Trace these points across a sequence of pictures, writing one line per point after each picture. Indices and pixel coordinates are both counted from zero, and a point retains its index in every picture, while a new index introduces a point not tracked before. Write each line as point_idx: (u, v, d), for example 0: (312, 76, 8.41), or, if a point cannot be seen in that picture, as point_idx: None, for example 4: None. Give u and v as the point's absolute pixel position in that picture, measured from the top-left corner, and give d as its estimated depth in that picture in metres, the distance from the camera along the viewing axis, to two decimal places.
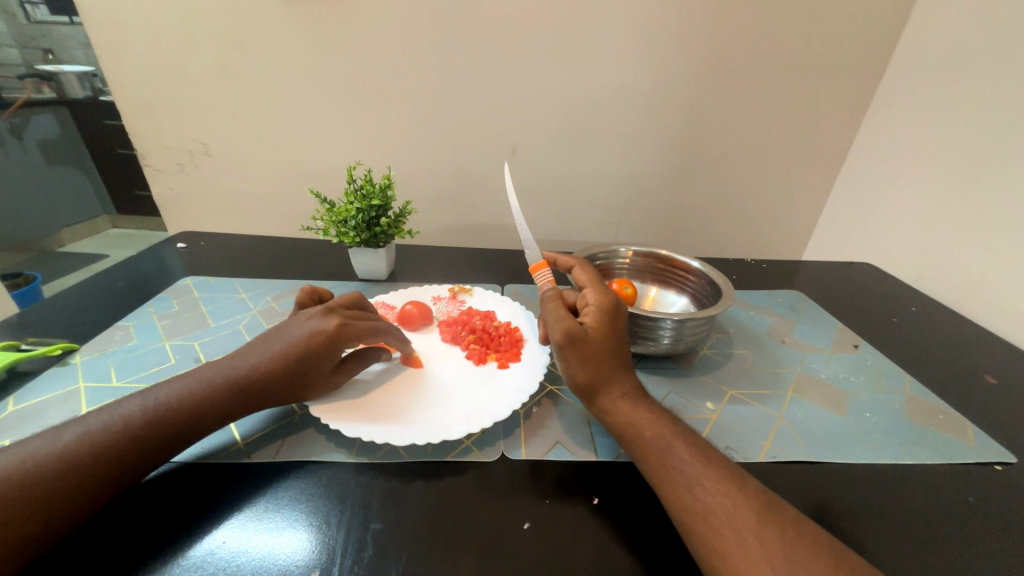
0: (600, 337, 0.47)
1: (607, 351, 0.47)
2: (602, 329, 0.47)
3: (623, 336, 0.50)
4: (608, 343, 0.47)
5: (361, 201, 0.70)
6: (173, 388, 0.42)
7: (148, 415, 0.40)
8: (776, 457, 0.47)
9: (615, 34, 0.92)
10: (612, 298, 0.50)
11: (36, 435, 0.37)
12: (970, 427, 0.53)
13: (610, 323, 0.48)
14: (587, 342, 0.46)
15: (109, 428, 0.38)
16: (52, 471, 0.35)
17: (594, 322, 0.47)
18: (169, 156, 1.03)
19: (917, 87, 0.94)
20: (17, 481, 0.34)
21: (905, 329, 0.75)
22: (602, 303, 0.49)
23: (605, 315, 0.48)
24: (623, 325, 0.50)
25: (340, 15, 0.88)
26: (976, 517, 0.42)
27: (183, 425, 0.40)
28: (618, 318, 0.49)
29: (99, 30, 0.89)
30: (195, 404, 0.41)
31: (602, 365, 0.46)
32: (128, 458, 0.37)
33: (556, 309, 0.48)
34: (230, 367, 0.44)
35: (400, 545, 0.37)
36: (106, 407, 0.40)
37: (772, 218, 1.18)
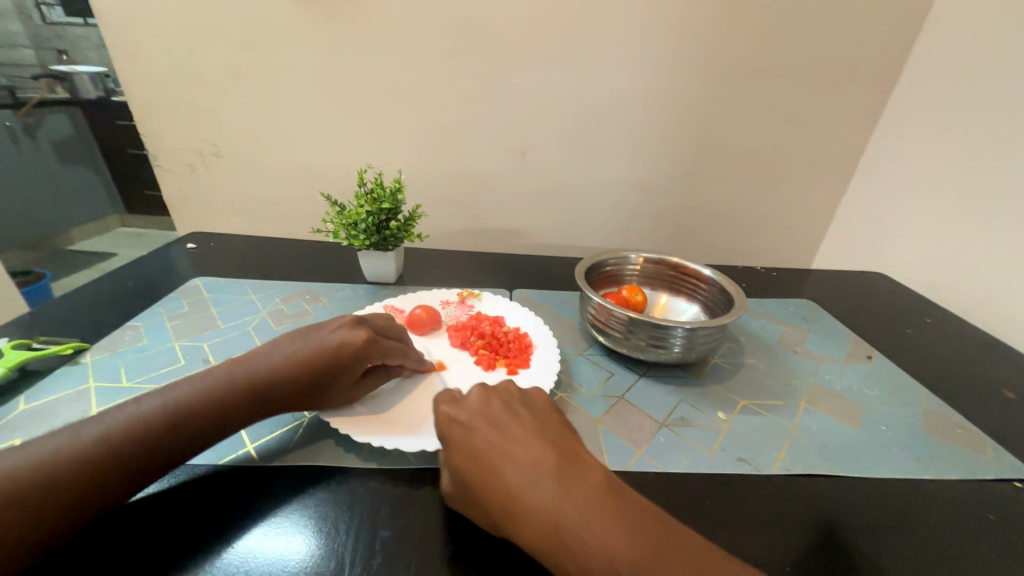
0: (467, 480, 0.36)
1: (487, 489, 0.35)
2: (462, 467, 0.37)
3: (506, 433, 0.38)
4: (482, 480, 0.36)
5: (371, 204, 0.70)
6: (194, 385, 0.42)
7: (167, 414, 0.39)
8: (790, 470, 0.46)
9: (626, 39, 0.92)
10: (447, 413, 0.40)
11: (52, 432, 0.37)
12: (988, 442, 0.52)
13: (467, 450, 0.38)
14: (463, 494, 0.37)
15: (125, 428, 0.37)
16: (68, 470, 0.34)
17: (453, 462, 0.38)
18: (180, 158, 1.03)
19: (932, 95, 0.93)
20: (32, 480, 0.33)
21: (918, 340, 0.74)
22: (443, 429, 0.40)
23: (454, 445, 0.38)
24: (495, 422, 0.39)
25: (352, 18, 0.88)
26: (996, 536, 0.41)
27: (199, 426, 0.40)
28: (477, 426, 0.39)
29: (115, 32, 0.89)
30: (216, 402, 0.41)
31: (493, 510, 0.35)
32: (144, 458, 0.37)
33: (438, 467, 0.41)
34: (250, 368, 0.44)
35: (409, 553, 0.36)
36: (124, 405, 0.39)
37: (781, 225, 1.17)
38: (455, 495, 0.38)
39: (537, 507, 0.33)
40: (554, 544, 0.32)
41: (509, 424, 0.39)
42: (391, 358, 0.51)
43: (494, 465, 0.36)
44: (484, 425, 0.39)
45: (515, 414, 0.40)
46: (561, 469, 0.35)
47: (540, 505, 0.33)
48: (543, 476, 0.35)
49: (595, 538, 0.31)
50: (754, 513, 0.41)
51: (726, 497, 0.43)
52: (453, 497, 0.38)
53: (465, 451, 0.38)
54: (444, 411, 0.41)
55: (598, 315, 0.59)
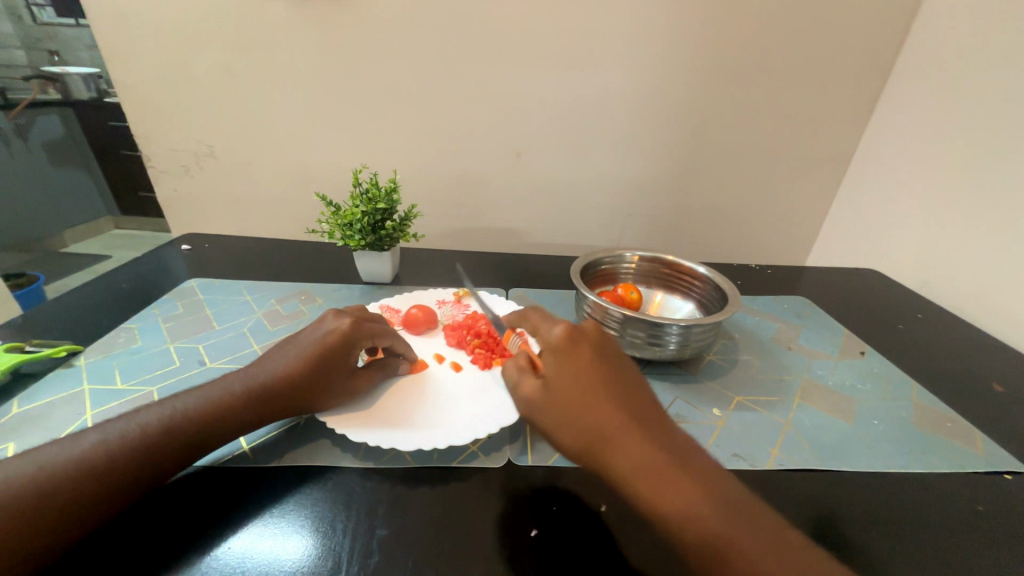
0: (572, 391, 0.38)
1: (587, 405, 0.37)
2: (569, 380, 0.39)
3: (614, 368, 0.40)
4: (577, 393, 0.38)
5: (366, 205, 0.70)
6: (195, 396, 0.42)
7: (163, 425, 0.39)
8: (783, 464, 0.47)
9: (619, 38, 0.92)
10: (567, 332, 0.42)
11: (53, 443, 0.37)
12: (977, 435, 0.53)
13: (579, 367, 0.39)
14: (558, 403, 0.39)
15: (125, 438, 0.38)
16: (67, 481, 0.35)
17: (560, 374, 0.40)
18: (174, 158, 1.03)
19: (922, 93, 0.94)
20: (32, 492, 0.34)
21: (909, 335, 0.75)
22: (559, 344, 0.41)
23: (567, 362, 0.40)
24: (607, 356, 0.41)
25: (346, 18, 0.88)
26: (987, 528, 0.42)
27: (198, 436, 0.40)
28: (592, 353, 0.40)
29: (105, 32, 0.89)
30: (217, 411, 0.42)
31: (587, 423, 0.37)
32: (142, 467, 0.37)
33: (515, 376, 0.42)
34: (250, 377, 0.45)
35: (406, 552, 0.36)
36: (123, 417, 0.39)
37: (775, 223, 1.18)
38: (545, 401, 0.39)
39: (634, 432, 0.36)
40: (642, 464, 0.35)
41: (620, 363, 0.41)
42: (380, 339, 0.52)
43: (602, 388, 0.38)
44: (598, 352, 0.41)
45: (622, 356, 0.42)
46: (657, 414, 0.38)
47: (637, 431, 0.36)
48: (639, 410, 0.38)
49: (679, 472, 0.34)
50: None
51: None
52: (538, 405, 0.40)
53: (572, 366, 0.40)
54: (562, 330, 0.42)
55: (593, 313, 0.59)
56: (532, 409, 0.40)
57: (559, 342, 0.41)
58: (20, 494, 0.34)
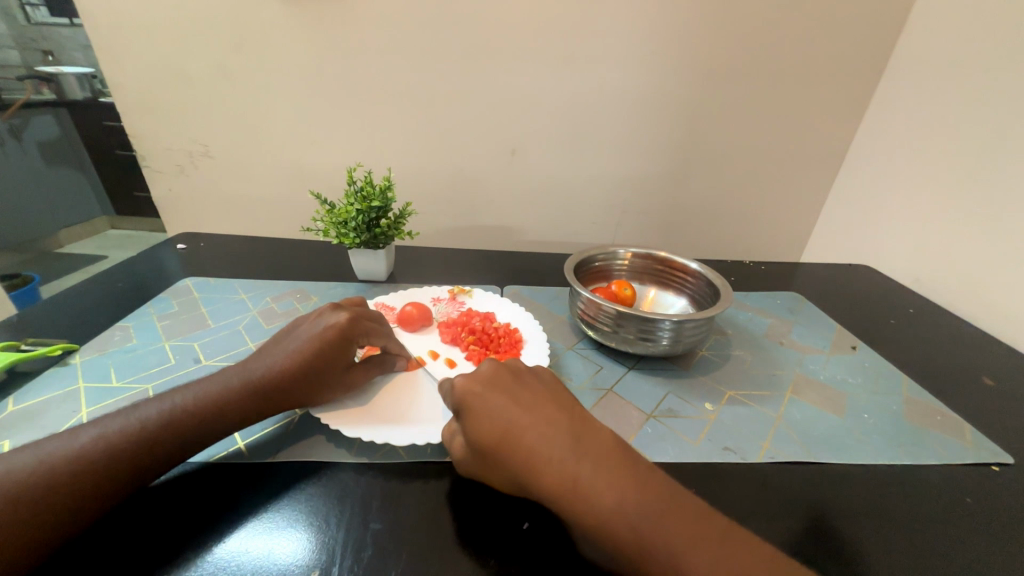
0: (483, 442, 0.38)
1: (508, 450, 0.36)
2: (480, 431, 0.38)
3: (523, 400, 0.39)
4: (495, 442, 0.37)
5: (361, 203, 0.70)
6: (192, 392, 0.43)
7: (162, 421, 0.40)
8: (774, 458, 0.47)
9: (614, 36, 0.92)
10: (461, 381, 0.41)
11: (51, 438, 0.37)
12: (966, 428, 0.54)
13: (482, 414, 0.38)
14: (478, 455, 0.38)
15: (123, 433, 0.38)
16: (66, 473, 0.35)
17: (473, 424, 0.38)
18: (169, 158, 1.02)
19: (915, 89, 0.95)
20: (31, 485, 0.34)
21: (901, 330, 0.76)
22: (457, 395, 0.40)
23: (470, 410, 0.39)
24: (507, 390, 0.40)
25: (340, 16, 0.88)
26: (974, 517, 0.42)
27: (196, 431, 0.40)
28: (490, 394, 0.39)
29: (98, 31, 0.88)
30: (214, 407, 0.42)
31: (507, 467, 0.36)
32: (140, 462, 0.37)
33: (448, 438, 0.43)
34: (246, 373, 0.45)
35: (399, 546, 0.37)
36: (121, 413, 0.40)
37: (769, 220, 1.18)
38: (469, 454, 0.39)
39: (549, 463, 0.35)
40: (565, 496, 0.34)
41: (521, 392, 0.40)
42: (375, 334, 0.53)
43: (509, 428, 0.37)
44: (495, 391, 0.40)
45: (524, 383, 0.41)
46: (571, 432, 0.37)
47: (552, 462, 0.35)
48: (561, 438, 0.37)
49: (601, 491, 0.34)
50: (741, 501, 0.42)
51: (714, 487, 0.43)
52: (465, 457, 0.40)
53: (482, 412, 0.38)
54: (460, 378, 0.41)
55: (586, 309, 0.60)
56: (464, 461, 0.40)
57: (461, 391, 0.40)
58: (19, 486, 0.34)
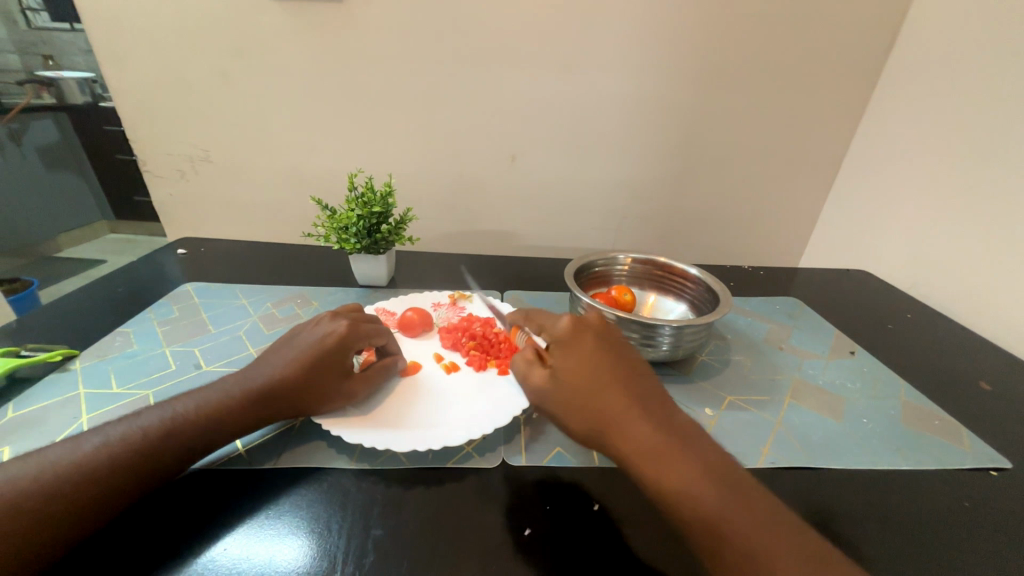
0: (579, 381, 0.40)
1: (597, 395, 0.39)
2: (574, 369, 0.41)
3: (619, 357, 0.42)
4: (587, 383, 0.40)
5: (362, 208, 0.70)
6: (194, 399, 0.43)
7: (163, 427, 0.40)
8: (775, 462, 0.47)
9: (613, 43, 0.93)
10: (572, 323, 0.44)
11: (52, 446, 0.37)
12: (965, 432, 0.54)
13: (585, 356, 0.41)
14: (567, 392, 0.40)
15: (124, 441, 0.38)
16: (68, 480, 0.35)
17: (567, 364, 0.41)
18: (170, 163, 1.03)
19: (910, 95, 0.96)
20: (32, 493, 0.34)
21: (899, 335, 0.76)
22: (563, 334, 0.43)
23: (575, 352, 0.42)
24: (612, 344, 0.43)
25: (342, 23, 0.89)
26: (973, 522, 0.43)
27: (197, 438, 0.40)
28: (597, 342, 0.42)
29: (100, 37, 0.89)
30: (215, 413, 0.42)
31: (596, 410, 0.39)
32: (142, 468, 0.37)
33: (524, 367, 0.44)
34: (247, 380, 0.45)
35: (401, 552, 0.37)
36: (123, 420, 0.40)
37: (768, 225, 1.19)
38: (555, 390, 0.41)
39: (639, 418, 0.38)
40: (648, 450, 0.36)
41: (623, 352, 0.43)
42: (376, 340, 0.53)
43: (607, 375, 0.40)
44: (602, 340, 0.43)
45: (626, 347, 0.44)
46: (663, 402, 0.40)
47: (643, 418, 0.38)
48: (646, 399, 0.39)
49: (686, 458, 0.36)
50: None
51: None
52: (547, 395, 0.42)
53: (579, 356, 0.41)
54: (567, 321, 0.44)
55: (587, 315, 0.60)
56: (542, 397, 0.42)
57: (565, 333, 0.43)
58: (20, 494, 0.34)
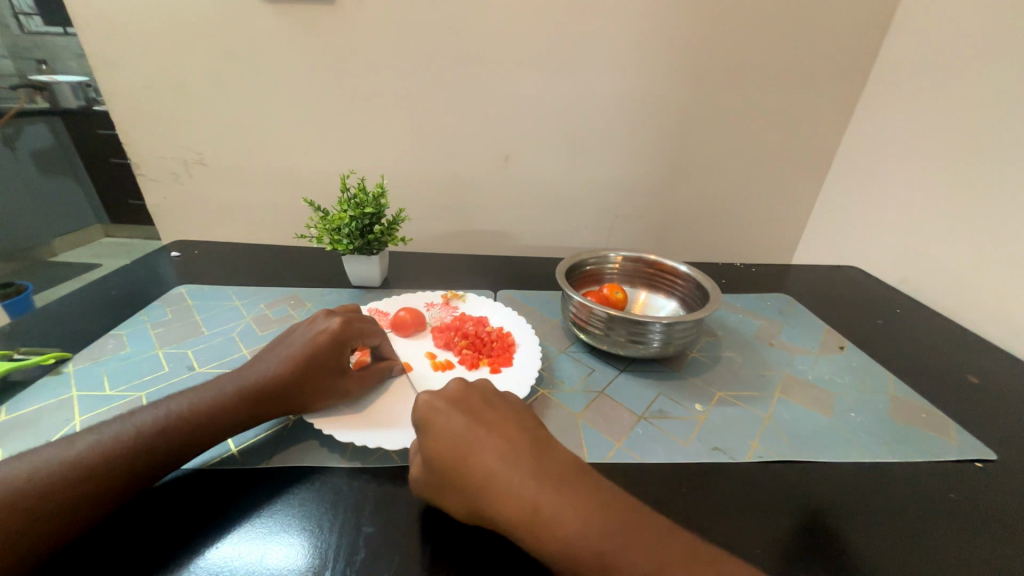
0: (442, 460, 0.38)
1: (466, 467, 0.37)
2: (436, 448, 0.38)
3: (482, 417, 0.40)
4: (451, 458, 0.37)
5: (354, 209, 0.71)
6: (189, 399, 0.43)
7: (157, 427, 0.40)
8: (762, 457, 0.48)
9: (604, 42, 0.94)
10: (425, 400, 0.41)
11: (46, 446, 0.37)
12: (951, 426, 0.55)
13: (442, 432, 0.39)
14: (438, 477, 0.38)
15: (118, 440, 0.38)
16: (63, 480, 0.35)
17: (430, 443, 0.39)
18: (164, 166, 1.03)
19: (899, 93, 0.96)
20: (25, 492, 0.34)
21: (889, 330, 0.77)
22: (420, 414, 0.41)
23: (432, 429, 0.39)
24: (471, 406, 0.41)
25: (334, 25, 0.89)
26: (957, 513, 0.43)
27: (190, 437, 0.41)
28: (455, 412, 0.40)
29: (92, 40, 0.89)
30: (209, 413, 0.42)
31: (464, 488, 0.36)
32: (136, 467, 0.38)
33: (413, 456, 0.43)
34: (240, 380, 0.45)
35: (391, 550, 0.37)
36: (116, 420, 0.40)
37: (761, 223, 1.20)
38: (427, 478, 0.39)
39: (509, 482, 0.35)
40: (529, 519, 0.33)
41: (487, 412, 0.41)
42: (369, 335, 0.53)
43: (471, 443, 0.38)
44: (460, 408, 0.41)
45: (491, 404, 0.42)
46: (536, 453, 0.37)
47: (516, 481, 0.35)
48: (519, 456, 0.37)
49: (565, 515, 0.33)
50: (731, 500, 0.43)
51: (704, 488, 0.44)
52: (423, 482, 0.39)
53: (440, 428, 0.39)
54: (422, 398, 0.42)
55: (578, 313, 0.60)
56: (419, 487, 0.39)
57: (420, 411, 0.41)
58: (13, 494, 0.34)
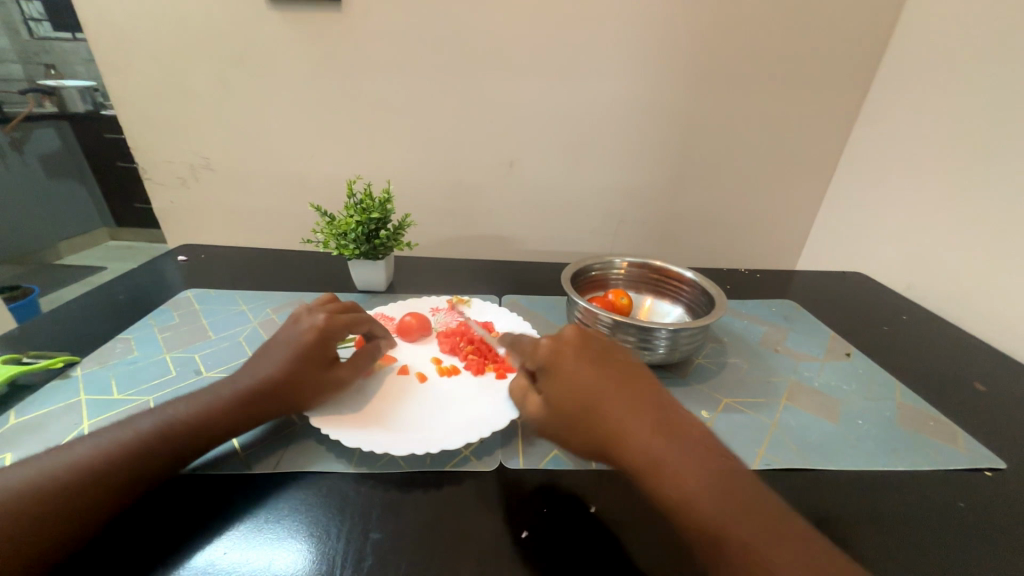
0: (566, 402, 0.42)
1: (586, 409, 0.41)
2: (560, 391, 0.43)
3: (607, 369, 0.44)
4: (572, 401, 0.42)
5: (360, 215, 0.71)
6: (188, 403, 0.43)
7: (158, 430, 0.40)
8: (770, 464, 0.48)
9: (609, 48, 0.94)
10: (552, 349, 0.46)
11: (45, 453, 0.38)
12: (959, 433, 0.54)
13: (568, 377, 0.44)
14: (560, 418, 0.43)
15: (119, 444, 0.39)
16: (65, 486, 0.35)
17: (555, 387, 0.44)
18: (170, 170, 1.04)
19: (903, 99, 0.97)
20: (27, 498, 0.34)
21: (895, 336, 0.77)
22: (546, 361, 0.46)
23: (557, 375, 0.44)
24: (596, 359, 0.45)
25: (341, 31, 0.90)
26: (967, 522, 0.43)
27: (190, 440, 0.41)
28: (580, 363, 0.44)
29: (102, 46, 0.90)
30: (208, 415, 0.43)
31: (584, 427, 0.41)
32: (139, 471, 0.38)
33: (525, 399, 0.48)
34: (235, 384, 0.46)
35: (399, 556, 0.37)
36: (117, 425, 0.40)
37: (765, 228, 1.20)
38: (551, 418, 0.44)
39: (626, 426, 0.39)
40: (642, 460, 0.37)
41: (614, 367, 0.44)
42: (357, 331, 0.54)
43: (596, 390, 0.42)
44: (585, 358, 0.45)
45: (615, 359, 0.45)
46: (654, 406, 0.41)
47: (632, 424, 0.39)
48: (639, 405, 0.40)
49: (678, 462, 0.36)
50: None
51: None
52: (547, 421, 0.45)
53: (565, 374, 0.44)
54: (547, 345, 0.47)
55: (584, 318, 0.60)
56: (543, 424, 0.45)
57: (550, 359, 0.46)
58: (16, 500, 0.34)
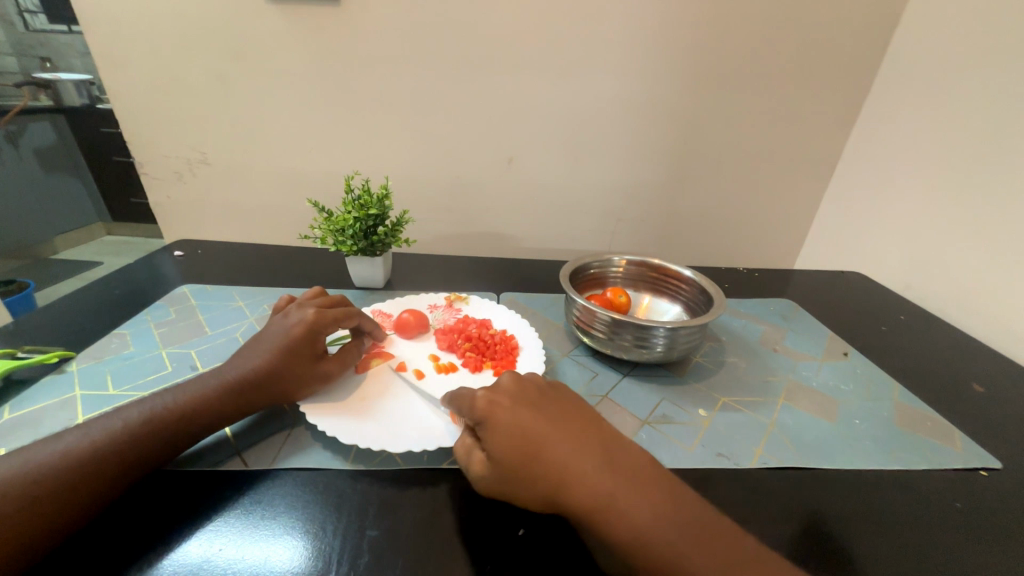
0: (511, 455, 0.37)
1: (536, 459, 0.37)
2: (504, 444, 0.38)
3: (547, 411, 0.41)
4: (518, 452, 0.37)
5: (359, 211, 0.71)
6: (176, 394, 0.44)
7: (144, 419, 0.41)
8: (767, 463, 0.48)
9: (610, 45, 0.94)
10: (486, 397, 0.41)
11: (37, 445, 0.38)
12: (956, 433, 0.54)
13: (509, 426, 0.39)
14: (506, 474, 0.37)
15: (107, 434, 0.39)
16: (58, 477, 0.36)
17: (496, 440, 0.39)
18: (168, 165, 1.03)
19: (904, 99, 0.96)
20: (21, 489, 0.35)
21: (893, 337, 0.77)
22: (483, 412, 0.40)
23: (496, 424, 0.39)
24: (532, 401, 0.41)
25: (340, 26, 0.90)
26: (962, 522, 0.43)
27: (179, 429, 0.42)
28: (520, 406, 0.41)
29: (99, 39, 0.89)
30: (196, 405, 0.43)
31: (536, 481, 0.36)
32: (129, 459, 0.39)
33: (465, 455, 0.41)
34: (226, 376, 0.46)
35: (396, 553, 0.37)
36: (104, 416, 0.41)
37: (764, 228, 1.20)
38: (494, 475, 0.38)
39: (579, 472, 0.36)
40: (601, 508, 0.35)
41: (554, 408, 0.41)
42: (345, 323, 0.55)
43: (543, 437, 0.38)
44: (524, 403, 0.41)
45: (552, 398, 0.43)
46: (600, 445, 0.39)
47: (586, 471, 0.36)
48: (588, 447, 0.38)
49: (635, 503, 0.35)
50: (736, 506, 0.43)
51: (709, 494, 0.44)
52: (489, 479, 0.38)
53: (507, 424, 0.39)
54: (482, 396, 0.42)
55: (582, 316, 0.60)
56: (483, 482, 0.39)
57: (486, 407, 0.41)
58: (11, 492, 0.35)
